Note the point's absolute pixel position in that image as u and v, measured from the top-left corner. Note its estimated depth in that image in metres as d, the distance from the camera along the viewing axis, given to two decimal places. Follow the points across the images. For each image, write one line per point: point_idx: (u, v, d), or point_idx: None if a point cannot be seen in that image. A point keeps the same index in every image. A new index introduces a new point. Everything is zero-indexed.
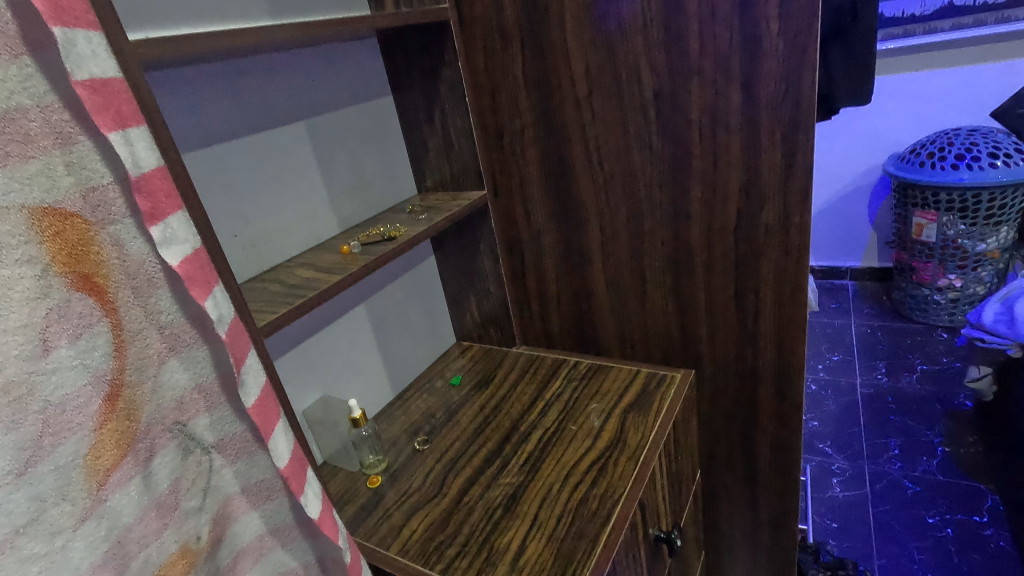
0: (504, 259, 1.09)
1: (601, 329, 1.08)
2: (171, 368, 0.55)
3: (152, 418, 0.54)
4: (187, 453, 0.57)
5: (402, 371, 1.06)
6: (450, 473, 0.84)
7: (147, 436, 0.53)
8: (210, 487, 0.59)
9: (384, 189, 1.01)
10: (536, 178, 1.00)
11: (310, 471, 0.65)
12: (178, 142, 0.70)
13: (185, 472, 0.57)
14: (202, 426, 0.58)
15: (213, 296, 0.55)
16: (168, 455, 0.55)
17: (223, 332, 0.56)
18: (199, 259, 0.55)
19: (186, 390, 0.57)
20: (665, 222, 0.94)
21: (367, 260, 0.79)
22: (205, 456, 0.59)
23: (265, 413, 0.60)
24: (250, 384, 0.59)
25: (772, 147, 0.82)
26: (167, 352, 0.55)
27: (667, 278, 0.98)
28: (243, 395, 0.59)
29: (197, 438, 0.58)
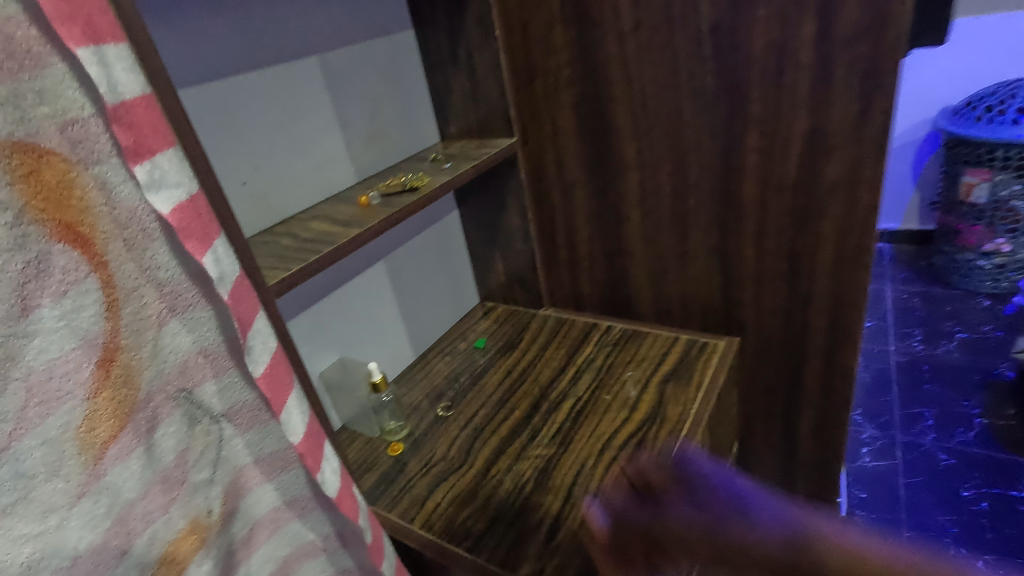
0: (533, 215, 1.01)
1: (634, 292, 1.01)
2: (171, 330, 0.49)
3: (153, 386, 0.48)
4: (194, 422, 0.52)
5: (423, 332, 1.01)
6: (476, 443, 0.79)
7: (148, 405, 0.48)
8: (221, 457, 0.55)
9: (405, 135, 0.93)
10: (571, 125, 0.90)
11: (327, 446, 0.61)
12: (175, 77, 0.62)
13: (193, 443, 0.52)
14: (209, 393, 0.53)
15: (214, 250, 0.49)
16: (174, 425, 0.50)
17: (225, 293, 0.51)
18: (194, 208, 0.48)
19: (190, 354, 0.51)
20: (714, 176, 0.84)
21: (388, 213, 0.71)
22: (214, 426, 0.54)
23: (277, 382, 0.56)
24: (257, 351, 0.54)
25: (848, 88, 0.71)
26: (167, 313, 0.49)
27: (711, 238, 0.89)
28: (251, 364, 0.54)
29: (204, 406, 0.53)
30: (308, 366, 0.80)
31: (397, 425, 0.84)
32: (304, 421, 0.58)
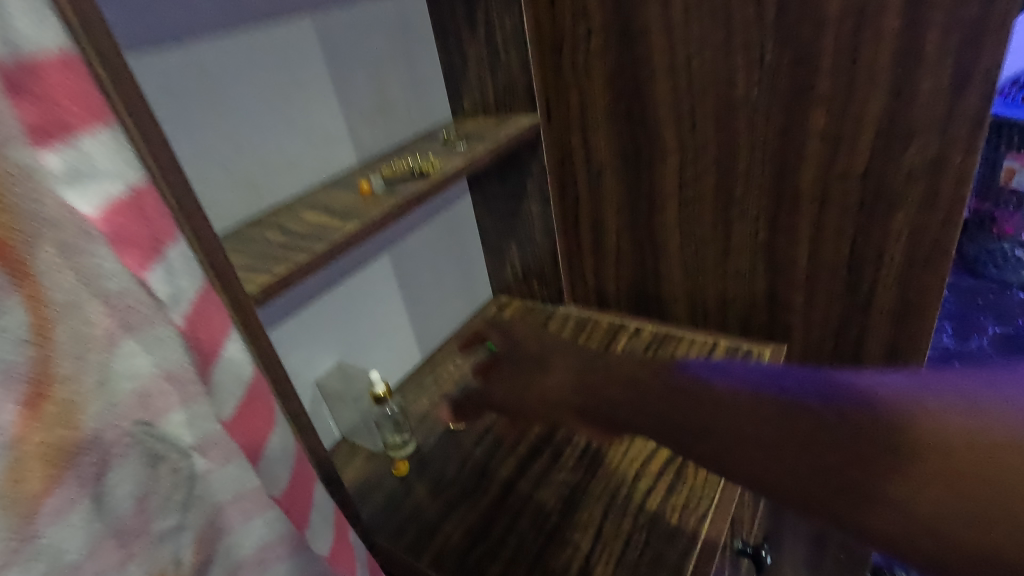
0: (556, 201, 0.90)
1: (667, 290, 0.90)
2: (122, 352, 0.32)
3: (101, 420, 0.31)
4: (156, 461, 0.34)
5: (431, 331, 0.91)
6: (491, 463, 0.71)
7: (97, 444, 0.31)
8: (192, 498, 0.36)
9: (413, 111, 0.82)
10: (602, 101, 0.79)
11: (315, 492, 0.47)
12: (124, 42, 0.51)
13: (156, 484, 0.34)
14: (179, 426, 0.35)
15: (165, 261, 0.36)
16: (133, 466, 0.33)
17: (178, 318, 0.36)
18: (136, 207, 0.34)
19: (152, 378, 0.34)
20: (769, 161, 0.73)
21: (394, 202, 0.61)
22: (184, 462, 0.36)
23: (254, 430, 0.41)
24: (222, 388, 0.39)
25: (941, 60, 0.59)
26: (119, 330, 0.32)
27: (760, 232, 0.78)
28: (217, 405, 0.39)
29: (172, 442, 0.35)
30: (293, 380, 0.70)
31: (402, 439, 0.74)
32: (287, 474, 0.44)
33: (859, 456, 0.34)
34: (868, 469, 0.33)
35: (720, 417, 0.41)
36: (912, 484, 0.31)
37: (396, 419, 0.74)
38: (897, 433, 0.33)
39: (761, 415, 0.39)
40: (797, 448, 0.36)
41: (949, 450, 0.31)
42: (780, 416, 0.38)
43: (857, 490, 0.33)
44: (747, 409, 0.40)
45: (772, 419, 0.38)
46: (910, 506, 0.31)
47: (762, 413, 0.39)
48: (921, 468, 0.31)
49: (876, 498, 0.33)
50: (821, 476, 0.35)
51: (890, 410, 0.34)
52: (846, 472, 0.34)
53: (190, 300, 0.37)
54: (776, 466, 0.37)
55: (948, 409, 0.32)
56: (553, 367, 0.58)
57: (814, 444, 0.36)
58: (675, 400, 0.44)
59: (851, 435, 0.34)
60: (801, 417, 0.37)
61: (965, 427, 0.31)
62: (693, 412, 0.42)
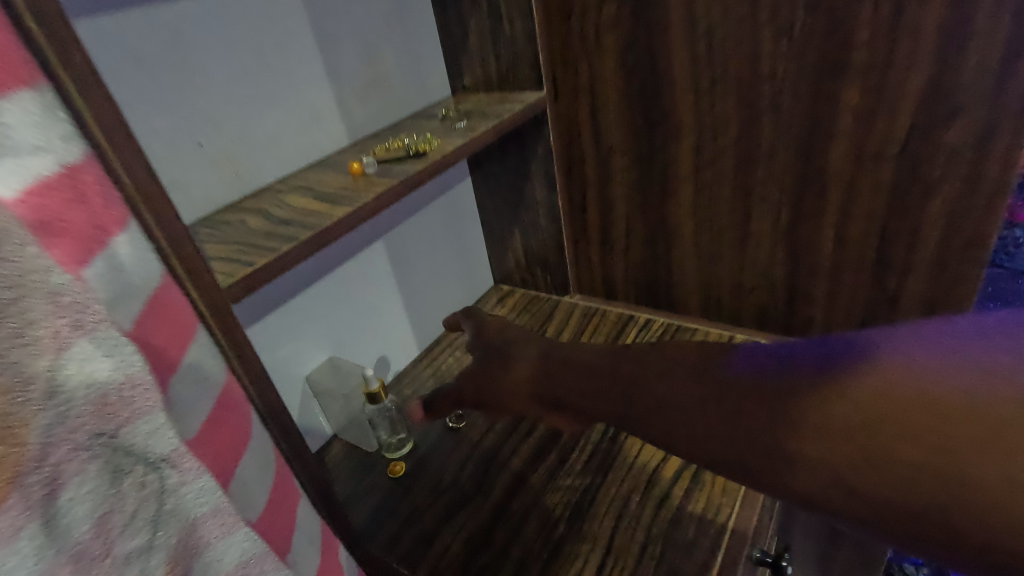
0: (562, 185, 0.85)
1: (678, 281, 0.85)
2: (76, 355, 0.27)
3: (48, 433, 0.26)
4: (119, 476, 0.29)
5: (430, 322, 0.86)
6: (493, 465, 0.66)
7: (45, 461, 0.26)
8: (163, 516, 0.31)
9: (410, 87, 0.76)
10: (613, 76, 0.73)
11: (300, 513, 0.42)
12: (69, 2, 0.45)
13: (120, 503, 0.29)
14: (144, 437, 0.29)
15: (111, 253, 0.30)
16: (90, 484, 0.27)
17: (127, 319, 0.30)
18: (71, 189, 0.28)
19: (114, 384, 0.28)
20: (794, 141, 0.67)
21: (387, 185, 0.56)
22: (152, 475, 0.30)
23: (225, 442, 0.36)
24: (185, 396, 0.33)
25: (992, 28, 0.53)
26: (71, 330, 0.27)
27: (781, 219, 0.73)
28: (182, 415, 0.33)
29: (137, 454, 0.29)
30: (276, 379, 0.65)
31: (398, 439, 0.70)
32: (267, 487, 0.39)
33: (835, 423, 0.25)
34: (842, 442, 0.24)
35: (669, 399, 0.31)
36: (900, 455, 0.23)
37: (392, 420, 0.70)
38: (877, 395, 0.24)
39: (716, 385, 0.30)
40: (753, 424, 0.28)
41: (947, 408, 0.22)
42: (741, 382, 0.29)
43: (828, 457, 0.25)
44: (700, 382, 0.31)
45: (731, 391, 0.29)
46: (892, 489, 0.23)
47: (719, 385, 0.30)
48: (910, 435, 0.23)
49: (844, 467, 0.24)
50: (783, 455, 0.26)
51: (866, 366, 0.25)
52: (814, 449, 0.25)
53: (144, 299, 0.32)
54: (727, 440, 0.28)
55: (941, 363, 0.24)
56: (518, 356, 0.42)
57: (776, 415, 0.27)
58: (618, 382, 0.34)
59: (832, 401, 0.26)
60: (762, 379, 0.29)
61: (962, 379, 0.23)
62: (647, 395, 0.33)
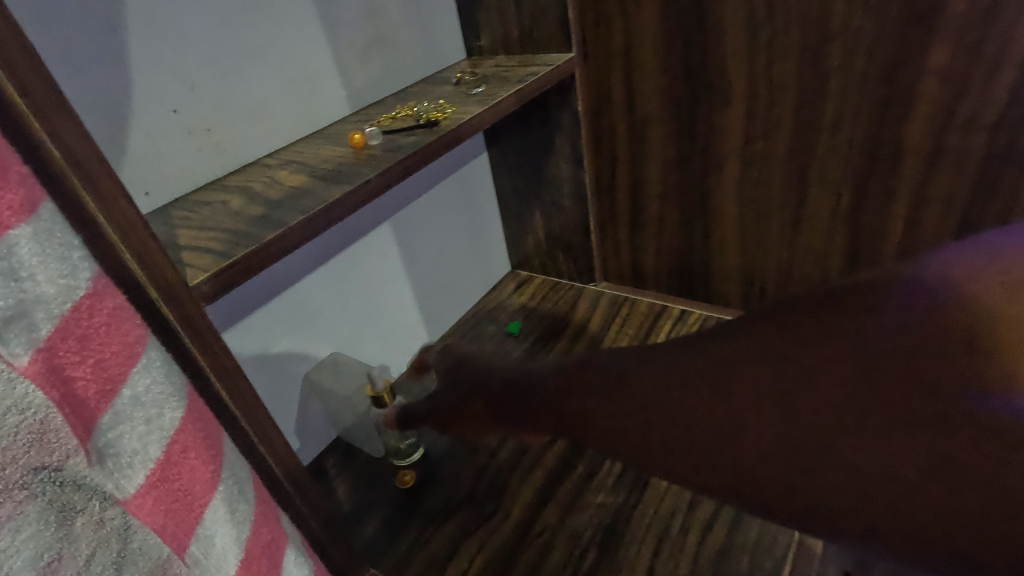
0: (589, 160, 0.76)
1: (717, 269, 0.76)
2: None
3: None
4: (67, 515, 0.27)
5: (440, 311, 0.79)
6: (512, 477, 0.59)
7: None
8: (128, 556, 0.29)
9: (419, 48, 0.67)
10: (652, 33, 0.64)
11: (289, 552, 0.37)
12: None
13: (71, 546, 0.27)
14: (88, 471, 0.27)
15: (4, 256, 0.24)
16: (29, 529, 0.25)
17: (47, 329, 0.25)
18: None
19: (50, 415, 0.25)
20: (866, 109, 0.58)
21: (392, 160, 0.47)
22: (105, 511, 0.28)
23: (182, 490, 0.31)
24: (124, 438, 0.28)
25: None
26: None
27: (842, 200, 0.63)
28: (124, 459, 0.28)
29: (85, 488, 0.27)
30: (268, 379, 0.58)
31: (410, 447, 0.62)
32: (242, 546, 0.33)
33: (846, 399, 0.18)
34: (841, 432, 0.18)
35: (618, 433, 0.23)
36: (903, 444, 0.17)
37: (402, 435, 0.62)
38: (899, 342, 0.18)
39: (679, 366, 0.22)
40: (740, 420, 0.20)
41: (992, 335, 0.17)
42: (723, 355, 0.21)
43: (843, 451, 0.18)
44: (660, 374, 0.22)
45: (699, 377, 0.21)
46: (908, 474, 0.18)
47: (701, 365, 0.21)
48: (919, 390, 0.17)
49: (875, 463, 0.18)
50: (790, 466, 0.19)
51: (871, 322, 0.18)
52: (818, 446, 0.19)
53: (59, 316, 0.26)
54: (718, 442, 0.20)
55: (971, 268, 0.18)
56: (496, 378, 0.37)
57: (786, 408, 0.19)
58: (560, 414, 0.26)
59: (848, 362, 0.18)
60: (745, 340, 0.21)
61: (988, 297, 0.17)
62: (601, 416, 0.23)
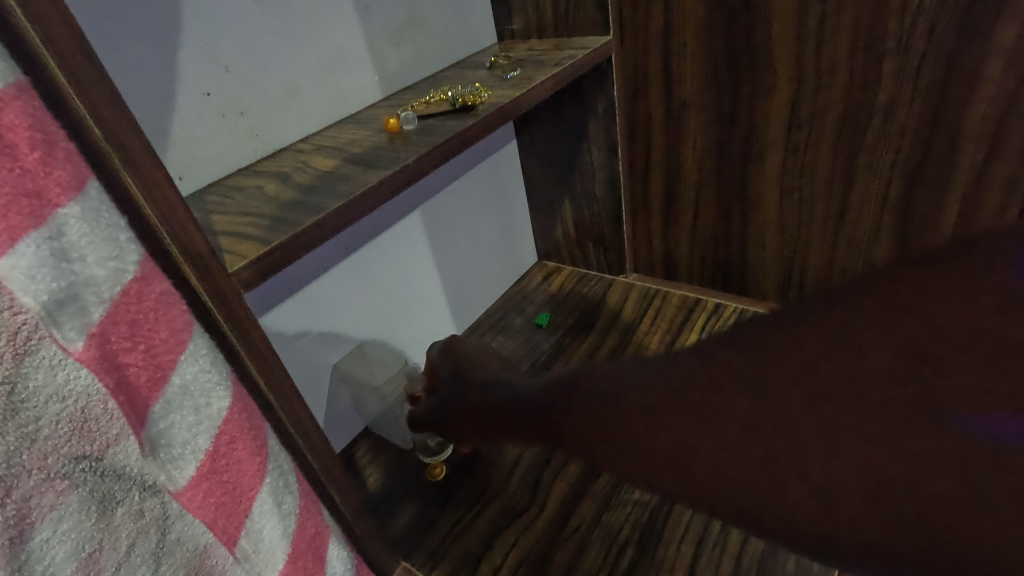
0: (623, 148, 0.73)
1: (754, 261, 0.73)
2: (41, 361, 0.23)
3: (17, 459, 0.23)
4: (109, 505, 0.26)
5: (468, 302, 0.78)
6: (545, 471, 0.58)
7: (7, 499, 0.23)
8: (166, 546, 0.28)
9: (451, 31, 0.65)
10: (695, 14, 0.61)
11: (331, 545, 0.37)
12: None
13: (111, 537, 0.26)
14: (134, 460, 0.26)
15: (53, 235, 0.23)
16: (71, 519, 0.25)
17: (97, 315, 0.25)
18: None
19: (95, 400, 0.24)
20: (923, 93, 0.55)
21: (430, 145, 0.46)
22: (149, 501, 0.27)
23: (228, 481, 0.30)
24: (174, 429, 0.28)
25: None
26: (35, 333, 0.23)
27: (891, 189, 0.60)
28: (166, 447, 0.28)
29: (129, 478, 0.26)
30: (299, 368, 0.58)
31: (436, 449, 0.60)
32: (290, 541, 0.33)
33: (821, 408, 0.20)
34: (821, 450, 0.20)
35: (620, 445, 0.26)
36: (887, 470, 0.19)
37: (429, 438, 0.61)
38: (891, 365, 0.19)
39: (681, 382, 0.24)
40: (731, 431, 0.22)
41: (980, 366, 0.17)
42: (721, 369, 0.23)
43: (812, 465, 0.20)
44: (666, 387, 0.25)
45: (702, 386, 0.23)
46: (892, 484, 0.19)
47: (699, 377, 0.24)
48: (895, 418, 0.19)
49: (837, 480, 0.20)
50: (764, 471, 0.21)
51: (870, 344, 0.19)
52: (796, 460, 0.21)
53: (109, 301, 0.25)
54: (715, 454, 0.23)
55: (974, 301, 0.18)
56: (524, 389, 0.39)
57: (771, 417, 0.21)
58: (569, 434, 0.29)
59: (833, 386, 0.20)
60: (737, 355, 0.23)
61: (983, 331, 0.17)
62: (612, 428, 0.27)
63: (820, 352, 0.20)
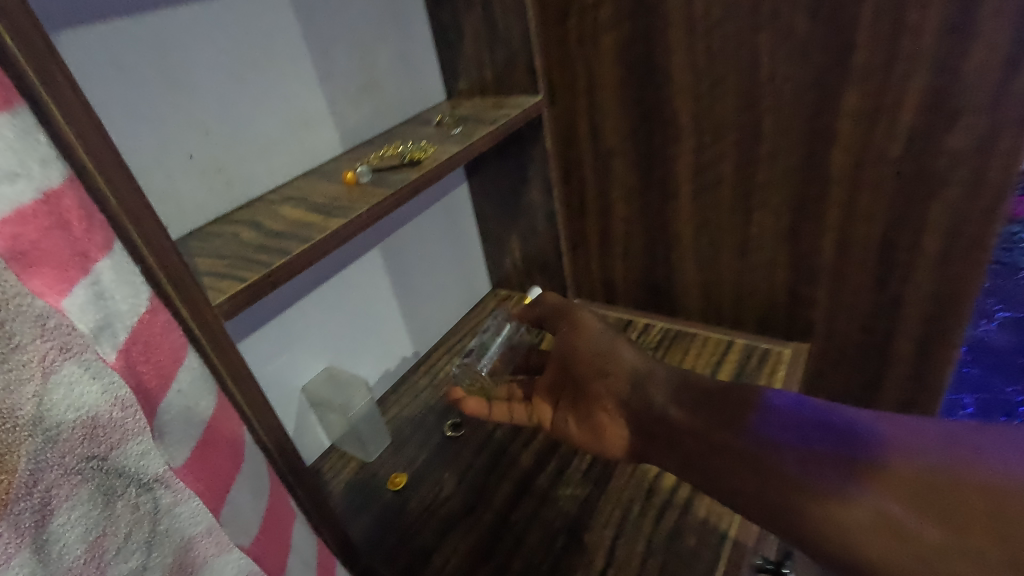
0: (560, 189, 0.83)
1: (678, 284, 0.84)
2: (62, 378, 0.30)
3: (44, 454, 0.30)
4: (111, 497, 0.33)
5: (427, 328, 0.86)
6: (491, 475, 0.66)
7: (34, 489, 0.30)
8: (157, 536, 0.35)
9: (404, 92, 0.75)
10: (611, 78, 0.72)
11: (296, 532, 0.44)
12: (50, 19, 0.44)
13: (112, 525, 0.33)
14: (133, 458, 0.33)
15: (93, 281, 0.32)
16: (81, 508, 0.32)
17: (123, 336, 0.33)
18: (52, 216, 0.30)
19: (102, 408, 0.32)
20: (796, 144, 0.66)
21: (382, 194, 0.55)
22: (145, 497, 0.34)
23: (213, 463, 0.38)
24: (174, 420, 0.36)
25: (994, 31, 0.53)
26: (57, 355, 0.30)
27: (782, 222, 0.71)
28: (167, 442, 0.36)
29: (128, 475, 0.33)
30: (271, 391, 0.64)
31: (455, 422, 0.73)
32: (258, 520, 0.41)
33: (858, 474, 0.41)
34: (846, 495, 0.41)
35: (784, 455, 0.44)
36: (890, 515, 0.38)
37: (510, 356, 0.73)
38: (911, 464, 0.40)
39: (773, 434, 0.46)
40: (798, 474, 0.43)
41: (950, 484, 0.38)
42: (802, 440, 0.44)
43: (837, 505, 0.40)
44: (757, 442, 0.46)
45: (779, 443, 0.45)
46: (890, 526, 0.38)
47: (779, 441, 0.45)
48: (899, 491, 0.39)
49: (855, 519, 0.40)
50: (811, 505, 0.41)
51: (906, 452, 0.41)
52: (818, 500, 0.41)
53: (131, 327, 0.34)
54: (788, 487, 0.43)
55: (959, 455, 0.39)
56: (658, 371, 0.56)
57: (825, 471, 0.42)
58: (735, 442, 0.47)
59: (866, 465, 0.41)
60: (808, 430, 0.45)
61: (965, 475, 0.38)
62: (739, 438, 0.47)
63: (869, 447, 0.42)
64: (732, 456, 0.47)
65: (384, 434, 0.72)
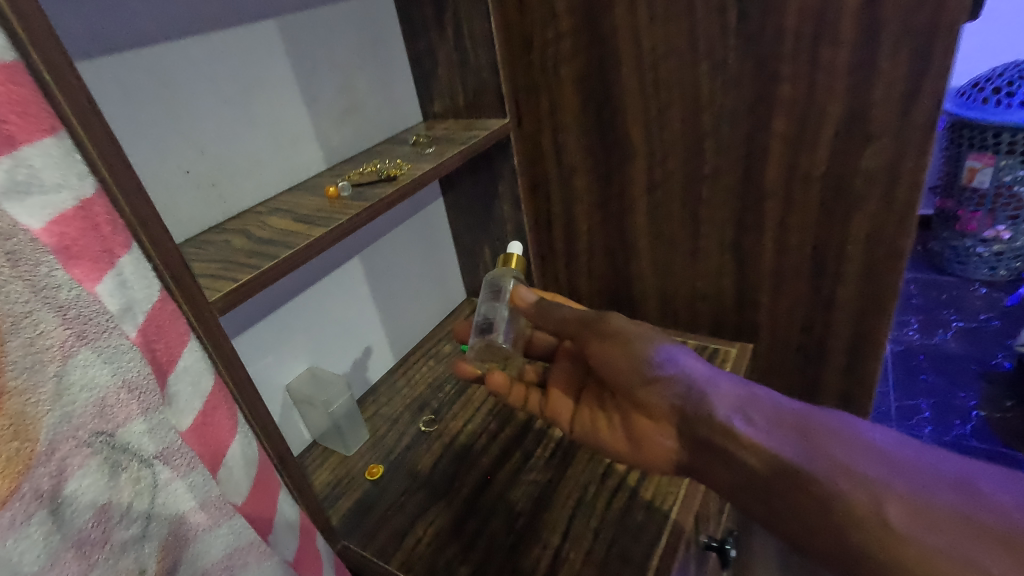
0: (527, 203, 0.90)
1: (637, 290, 0.91)
2: (78, 361, 0.36)
3: (61, 427, 0.35)
4: (117, 469, 0.38)
5: (403, 333, 0.91)
6: (462, 464, 0.71)
7: (53, 457, 0.34)
8: (155, 507, 0.40)
9: (382, 114, 0.82)
10: (571, 103, 0.80)
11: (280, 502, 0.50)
12: (73, 52, 0.50)
13: (117, 495, 0.38)
14: (137, 434, 0.38)
15: (118, 272, 0.38)
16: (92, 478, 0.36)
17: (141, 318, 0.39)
18: (87, 219, 0.36)
19: (111, 389, 0.37)
20: (734, 163, 0.74)
21: (361, 206, 0.61)
22: (145, 470, 0.39)
23: (210, 439, 0.44)
24: (180, 393, 0.42)
25: (893, 67, 0.61)
26: (74, 341, 0.35)
27: (726, 232, 0.79)
28: (173, 417, 0.41)
29: (131, 450, 0.38)
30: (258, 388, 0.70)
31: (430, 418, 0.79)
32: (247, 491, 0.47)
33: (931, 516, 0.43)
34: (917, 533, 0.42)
35: (863, 485, 0.46)
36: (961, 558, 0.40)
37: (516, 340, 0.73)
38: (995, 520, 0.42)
39: (846, 464, 0.48)
40: (866, 505, 0.45)
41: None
42: (874, 475, 0.47)
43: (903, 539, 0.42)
44: (825, 470, 0.48)
45: (847, 472, 0.47)
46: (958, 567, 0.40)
47: (848, 470, 0.47)
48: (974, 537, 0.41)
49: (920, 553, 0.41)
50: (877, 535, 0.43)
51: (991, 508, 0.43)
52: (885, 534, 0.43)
53: (147, 311, 0.40)
54: (848, 515, 0.45)
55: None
56: (721, 387, 0.58)
57: (897, 507, 0.44)
58: (802, 465, 0.49)
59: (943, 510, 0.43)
60: (885, 468, 0.47)
61: None
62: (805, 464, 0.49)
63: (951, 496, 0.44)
64: (791, 478, 0.49)
65: (363, 429, 0.77)
